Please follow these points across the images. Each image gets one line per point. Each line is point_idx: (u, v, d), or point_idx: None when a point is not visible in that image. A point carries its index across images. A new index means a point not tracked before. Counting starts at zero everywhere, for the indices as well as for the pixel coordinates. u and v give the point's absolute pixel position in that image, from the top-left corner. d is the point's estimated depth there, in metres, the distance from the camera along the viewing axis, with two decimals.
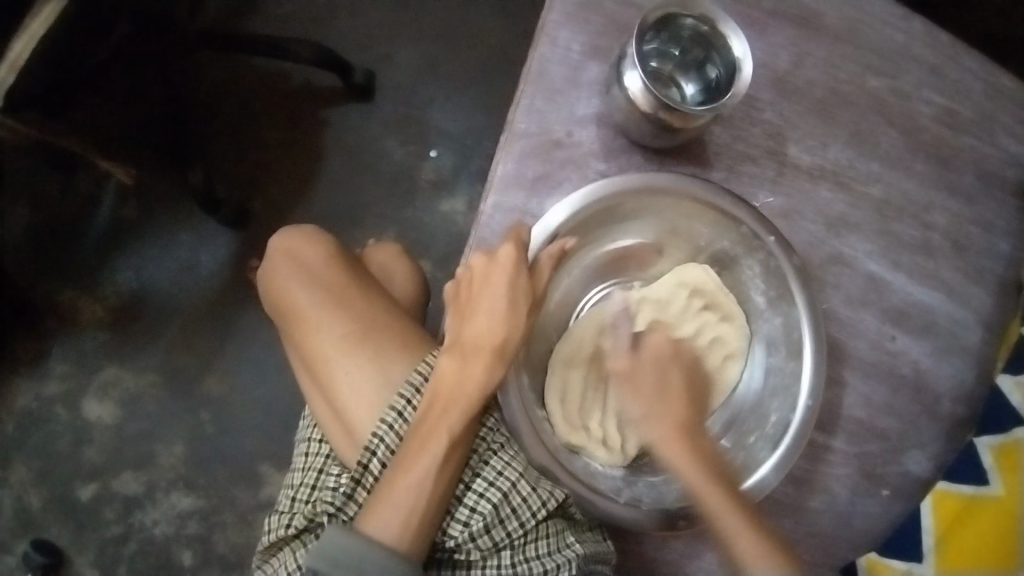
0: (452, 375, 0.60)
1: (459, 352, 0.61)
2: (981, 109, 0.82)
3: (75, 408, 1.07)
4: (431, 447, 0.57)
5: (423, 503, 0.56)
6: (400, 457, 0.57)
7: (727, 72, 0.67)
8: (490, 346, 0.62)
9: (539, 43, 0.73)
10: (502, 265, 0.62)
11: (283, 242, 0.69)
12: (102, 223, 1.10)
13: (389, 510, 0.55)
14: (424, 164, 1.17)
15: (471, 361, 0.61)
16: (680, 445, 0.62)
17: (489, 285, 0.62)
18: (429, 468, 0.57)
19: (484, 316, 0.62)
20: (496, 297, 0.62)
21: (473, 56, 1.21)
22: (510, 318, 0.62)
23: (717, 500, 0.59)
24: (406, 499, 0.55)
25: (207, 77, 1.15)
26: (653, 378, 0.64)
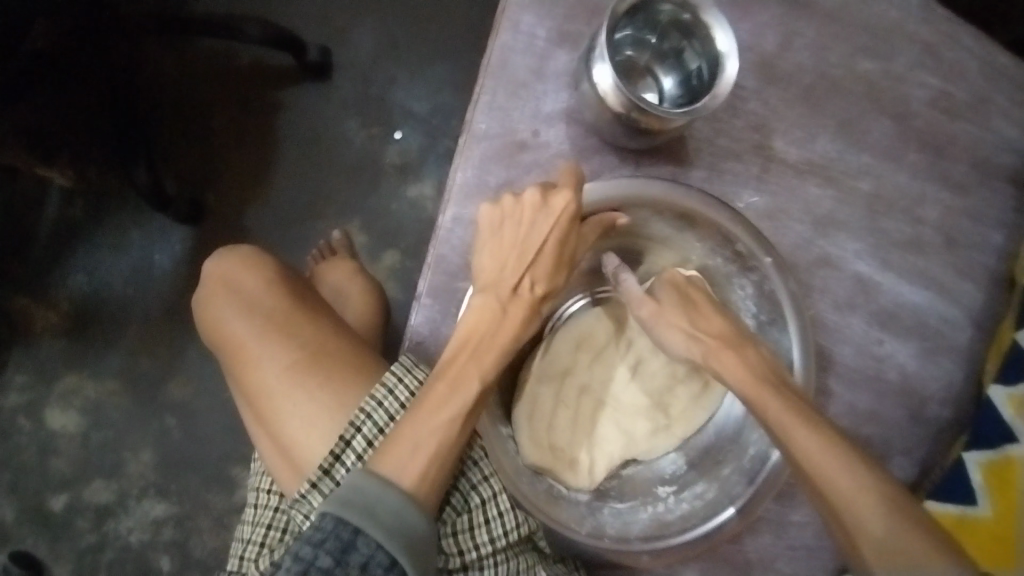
0: (486, 319, 0.56)
1: (493, 294, 0.57)
2: (981, 87, 0.75)
3: (37, 419, 1.03)
4: (465, 388, 0.53)
5: (446, 446, 0.51)
6: (427, 398, 0.52)
7: (709, 66, 0.60)
8: (526, 293, 0.58)
9: (499, 30, 0.66)
10: (531, 205, 0.58)
11: (219, 271, 0.63)
12: (48, 224, 1.04)
13: (411, 447, 0.50)
14: (390, 147, 1.10)
15: (508, 308, 0.57)
16: (727, 353, 0.58)
17: (528, 226, 0.58)
18: (457, 413, 0.52)
19: (506, 261, 0.58)
20: (539, 233, 0.58)
21: (439, 26, 1.12)
22: (536, 261, 0.58)
23: (781, 416, 0.54)
24: (426, 440, 0.51)
25: (149, 61, 1.06)
26: (704, 298, 0.62)
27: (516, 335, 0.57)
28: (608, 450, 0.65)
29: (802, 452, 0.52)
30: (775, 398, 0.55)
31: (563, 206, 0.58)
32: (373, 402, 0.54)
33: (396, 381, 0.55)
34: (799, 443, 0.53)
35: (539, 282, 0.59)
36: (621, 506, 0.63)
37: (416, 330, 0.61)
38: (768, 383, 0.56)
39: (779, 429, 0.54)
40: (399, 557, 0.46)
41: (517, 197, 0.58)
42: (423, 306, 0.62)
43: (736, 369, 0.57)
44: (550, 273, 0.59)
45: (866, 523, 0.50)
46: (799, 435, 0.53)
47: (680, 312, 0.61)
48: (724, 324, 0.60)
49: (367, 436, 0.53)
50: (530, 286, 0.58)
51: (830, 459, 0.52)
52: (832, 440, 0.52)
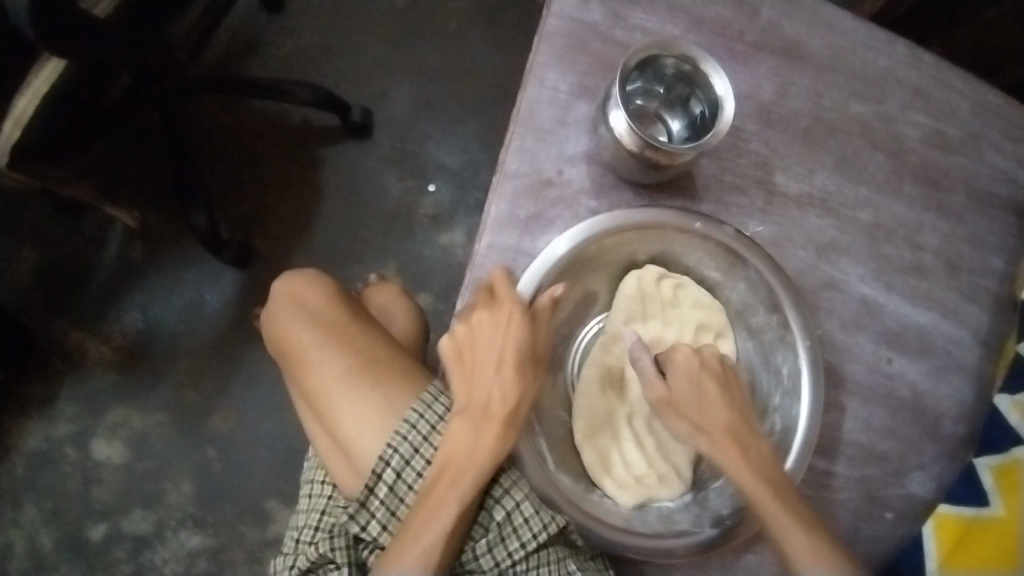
0: (460, 440, 0.58)
1: (469, 416, 0.59)
2: (967, 129, 0.83)
3: (84, 449, 1.08)
4: (442, 513, 0.55)
5: (434, 562, 0.54)
6: (410, 525, 0.55)
7: (711, 109, 0.69)
8: (499, 413, 0.59)
9: (527, 85, 0.75)
10: (500, 320, 0.60)
11: (287, 286, 0.68)
12: (109, 265, 1.13)
13: (399, 573, 0.54)
14: (422, 197, 1.19)
15: (481, 429, 0.58)
16: (731, 449, 0.61)
17: (493, 340, 0.60)
18: (441, 532, 0.55)
19: (484, 377, 0.60)
20: (495, 354, 0.60)
21: (468, 90, 1.24)
22: (510, 379, 0.60)
23: (778, 517, 0.58)
24: (412, 565, 0.54)
25: (210, 120, 1.18)
26: (691, 395, 0.63)
27: (492, 450, 0.58)
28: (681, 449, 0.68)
29: (794, 552, 0.57)
30: (779, 498, 0.59)
31: (507, 314, 0.61)
32: (415, 416, 0.60)
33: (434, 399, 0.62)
34: (790, 543, 0.57)
35: (506, 395, 0.60)
36: (685, 500, 0.66)
37: None
38: (768, 486, 0.59)
39: (774, 529, 0.58)
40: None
41: (466, 325, 0.61)
42: None
43: (750, 472, 0.60)
44: (525, 383, 0.61)
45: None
46: (793, 537, 0.57)
47: (685, 409, 0.63)
48: (726, 416, 0.63)
49: (411, 446, 0.59)
50: (497, 404, 0.59)
51: (819, 559, 0.56)
52: (816, 536, 0.57)
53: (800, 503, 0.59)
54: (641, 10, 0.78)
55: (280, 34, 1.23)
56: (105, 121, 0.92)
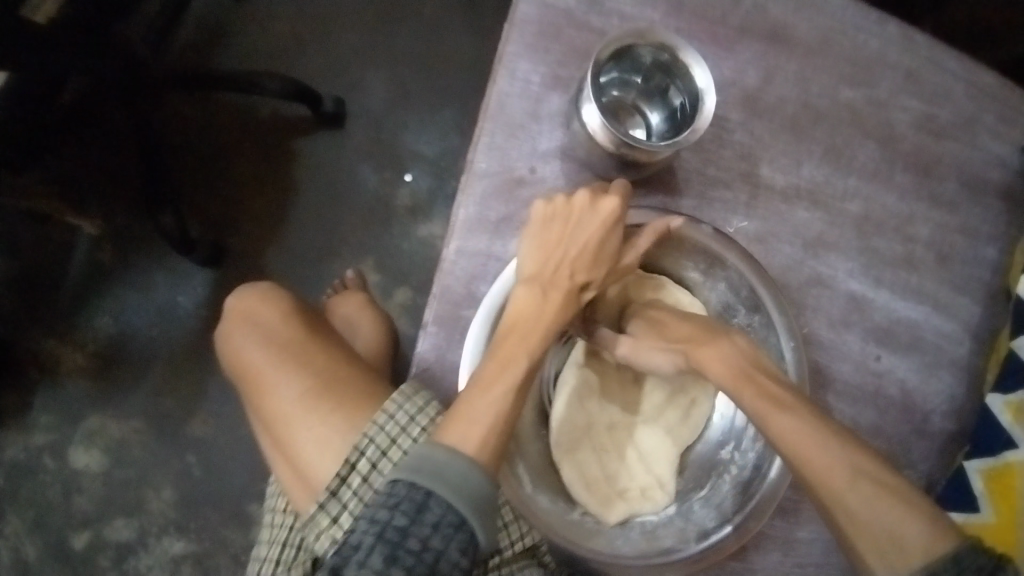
0: (531, 304, 0.60)
1: (539, 285, 0.61)
2: (961, 112, 0.79)
3: (62, 458, 1.06)
4: (512, 368, 0.57)
5: (502, 422, 0.54)
6: (481, 376, 0.56)
7: (691, 101, 0.64)
8: (572, 285, 0.63)
9: (497, 77, 0.71)
10: (577, 205, 0.63)
11: (241, 305, 0.67)
12: (78, 270, 1.09)
13: (467, 423, 0.53)
14: (399, 189, 1.15)
15: (550, 294, 0.61)
16: (708, 346, 0.60)
17: (577, 225, 0.63)
18: (508, 388, 0.56)
19: (563, 244, 0.63)
20: (580, 236, 0.63)
21: (445, 76, 1.19)
22: (585, 254, 0.63)
23: (756, 402, 0.56)
24: (483, 415, 0.54)
25: (175, 116, 1.14)
26: (673, 320, 0.64)
27: (557, 320, 0.61)
28: (663, 459, 0.66)
29: (781, 433, 0.54)
30: (753, 386, 0.57)
31: (608, 205, 0.63)
32: (375, 428, 0.57)
33: (398, 407, 0.58)
34: (775, 424, 0.54)
35: (578, 272, 0.63)
36: (669, 510, 0.64)
37: (422, 357, 0.65)
38: (740, 372, 0.58)
39: (757, 412, 0.56)
40: (467, 515, 0.50)
41: (565, 198, 0.64)
42: (429, 333, 0.65)
43: (717, 364, 0.59)
44: (592, 267, 0.64)
45: (843, 501, 0.51)
46: (777, 416, 0.55)
47: (652, 334, 0.64)
48: (690, 328, 0.62)
49: (370, 459, 0.56)
50: (571, 275, 0.63)
51: (809, 434, 0.53)
52: (815, 424, 0.54)
53: (786, 389, 0.57)
54: None
55: (248, 21, 1.18)
56: (70, 129, 0.89)
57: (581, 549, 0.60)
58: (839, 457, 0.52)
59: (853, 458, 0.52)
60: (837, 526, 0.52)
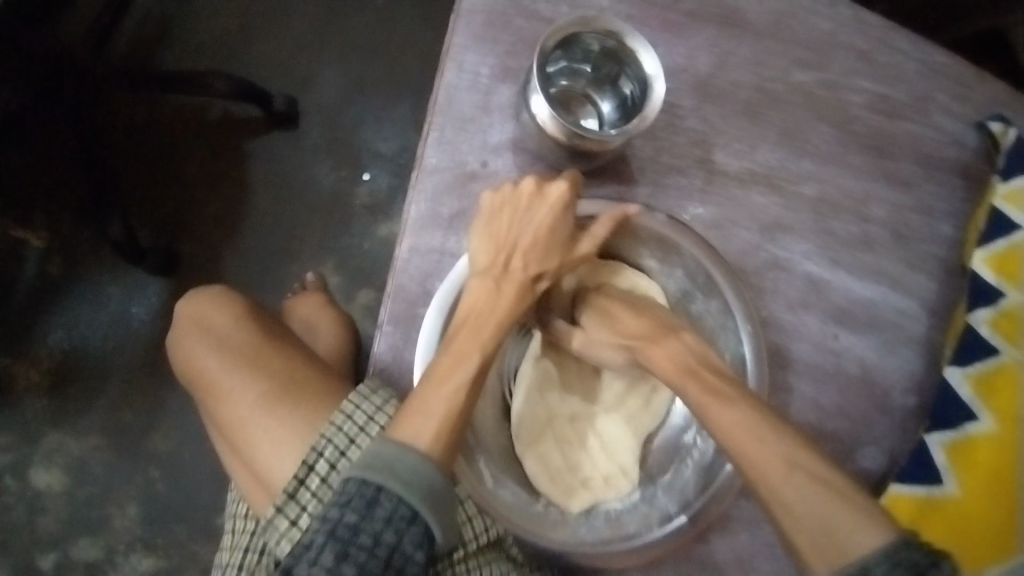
0: (483, 298, 0.59)
1: (492, 276, 0.60)
2: (911, 91, 0.80)
3: (22, 477, 1.03)
4: (466, 360, 0.56)
5: (456, 415, 0.54)
6: (435, 371, 0.56)
7: (640, 88, 0.64)
8: (522, 278, 0.62)
9: (445, 69, 0.70)
10: (528, 193, 0.62)
11: (191, 310, 0.65)
12: (27, 283, 1.06)
13: (422, 418, 0.53)
14: (359, 189, 1.13)
15: (502, 287, 0.60)
16: (655, 343, 0.61)
17: (528, 215, 0.62)
18: (461, 384, 0.55)
19: (515, 234, 0.62)
20: (530, 226, 0.62)
21: (402, 72, 1.17)
22: (535, 246, 0.63)
23: (701, 398, 0.56)
24: (437, 407, 0.54)
25: (122, 119, 1.10)
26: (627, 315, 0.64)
27: (513, 309, 0.61)
28: (626, 446, 0.66)
29: (723, 428, 0.54)
30: (698, 381, 0.57)
31: (556, 193, 0.63)
32: (332, 428, 0.56)
33: (355, 407, 0.56)
34: (716, 415, 0.54)
35: (529, 264, 0.63)
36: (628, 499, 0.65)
37: (380, 357, 0.63)
38: (688, 371, 0.58)
39: (698, 404, 0.56)
40: (421, 510, 0.50)
41: (513, 185, 0.63)
42: (385, 334, 0.63)
43: (663, 361, 0.60)
44: (545, 257, 0.63)
45: (780, 492, 0.50)
46: (718, 409, 0.54)
47: (602, 327, 0.65)
48: (642, 322, 0.63)
49: (330, 458, 0.55)
50: (522, 267, 0.62)
51: (753, 429, 0.52)
52: (752, 418, 0.53)
53: (733, 386, 0.56)
54: None
55: (193, 20, 1.14)
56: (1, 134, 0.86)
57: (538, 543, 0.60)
58: (782, 451, 0.51)
59: (785, 458, 0.51)
60: (775, 521, 0.51)
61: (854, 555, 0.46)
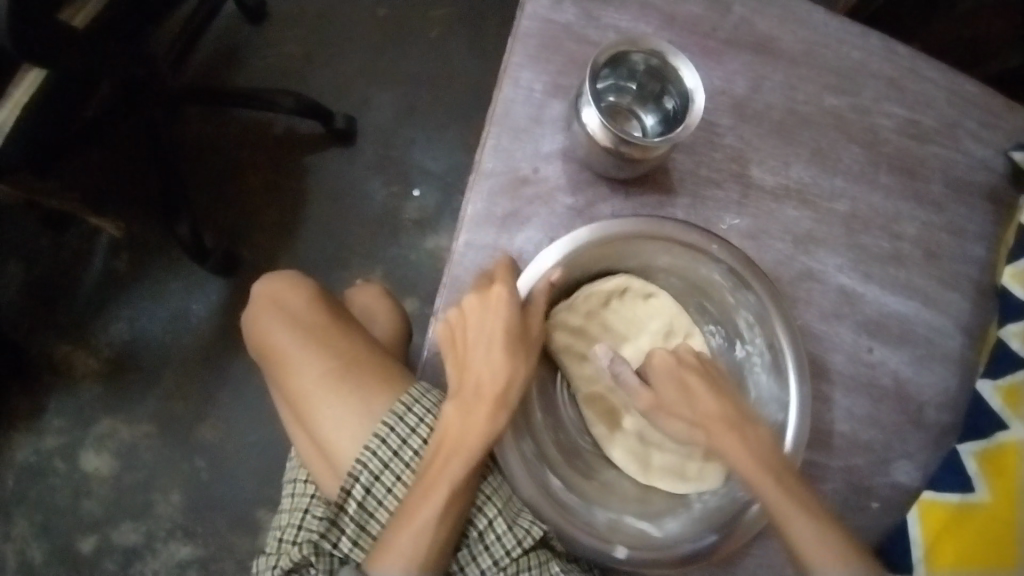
0: (456, 423, 0.59)
1: (462, 402, 0.60)
2: (941, 119, 0.84)
3: (73, 461, 1.08)
4: (433, 492, 0.57)
5: (429, 542, 0.56)
6: (414, 495, 0.57)
7: (682, 102, 0.69)
8: (493, 394, 0.60)
9: (502, 85, 0.76)
10: (495, 308, 0.61)
11: (268, 288, 0.69)
12: (94, 277, 1.13)
13: (397, 553, 0.56)
14: (408, 202, 1.20)
15: (475, 410, 0.60)
16: (727, 438, 0.62)
17: (488, 327, 0.61)
18: (435, 514, 0.56)
19: (480, 359, 0.61)
20: (490, 341, 0.61)
21: (452, 96, 1.26)
22: (505, 358, 0.61)
23: (780, 505, 0.58)
24: (408, 542, 0.56)
25: (195, 131, 1.19)
26: (682, 394, 0.65)
27: (487, 429, 0.59)
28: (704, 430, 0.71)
29: (795, 538, 0.57)
30: (778, 484, 0.59)
31: (495, 297, 0.62)
32: (392, 421, 0.61)
33: (418, 396, 0.62)
34: (766, 492, 0.59)
35: (499, 378, 0.61)
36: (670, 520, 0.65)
37: None
38: (769, 472, 0.60)
39: (750, 477, 0.60)
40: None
41: (456, 312, 0.62)
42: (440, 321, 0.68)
43: (728, 439, 0.62)
44: (521, 363, 0.62)
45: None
46: (796, 521, 0.57)
47: (678, 398, 0.65)
48: (718, 408, 0.63)
49: (391, 447, 0.60)
50: (496, 385, 0.61)
51: (822, 544, 0.56)
52: (803, 504, 0.58)
53: (791, 476, 0.60)
54: (615, 9, 0.80)
55: (264, 44, 1.24)
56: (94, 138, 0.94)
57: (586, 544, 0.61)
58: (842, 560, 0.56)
59: (823, 548, 0.56)
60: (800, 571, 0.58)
61: None
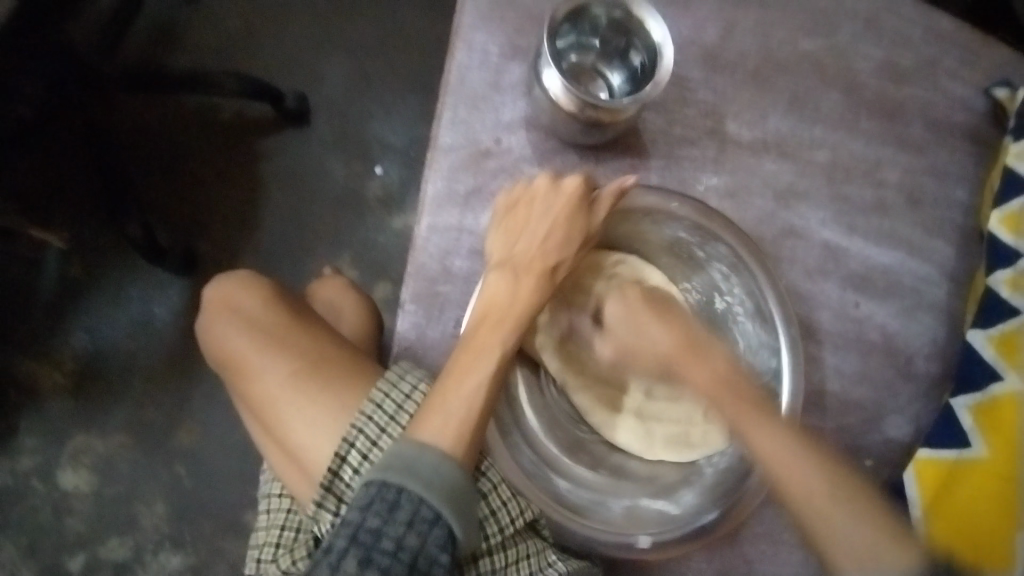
0: (504, 292, 0.59)
1: (511, 269, 0.60)
2: (919, 57, 0.80)
3: (49, 480, 1.04)
4: (483, 360, 0.56)
5: (477, 413, 0.54)
6: (454, 366, 0.56)
7: (649, 57, 0.65)
8: (544, 266, 0.61)
9: (455, 50, 0.70)
10: (568, 194, 0.62)
11: (218, 291, 0.66)
12: (48, 287, 1.07)
13: (442, 416, 0.53)
14: (372, 181, 1.14)
15: (523, 279, 0.60)
16: (676, 325, 0.60)
17: (551, 208, 0.62)
18: (480, 382, 0.55)
19: (535, 235, 0.62)
20: (547, 218, 0.62)
21: (409, 65, 1.18)
22: (560, 240, 0.62)
23: (737, 413, 0.55)
24: (461, 405, 0.53)
25: (138, 123, 1.12)
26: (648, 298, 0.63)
27: (533, 298, 0.60)
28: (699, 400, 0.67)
29: (759, 447, 0.54)
30: (736, 393, 0.56)
31: (569, 185, 0.62)
32: (371, 407, 0.56)
33: (384, 395, 0.57)
34: (757, 439, 0.54)
35: (549, 254, 0.62)
36: (683, 495, 0.63)
37: (403, 336, 0.64)
38: (722, 378, 0.56)
39: (737, 424, 0.55)
40: (442, 509, 0.49)
41: (525, 185, 0.63)
42: (408, 312, 0.64)
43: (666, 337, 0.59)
44: (576, 253, 0.63)
45: (846, 531, 0.50)
46: (758, 430, 0.54)
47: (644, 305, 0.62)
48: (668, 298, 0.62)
49: (369, 438, 0.55)
50: (545, 258, 0.61)
51: (789, 454, 0.52)
52: (794, 445, 0.53)
53: (766, 407, 0.56)
54: None
55: (203, 24, 1.16)
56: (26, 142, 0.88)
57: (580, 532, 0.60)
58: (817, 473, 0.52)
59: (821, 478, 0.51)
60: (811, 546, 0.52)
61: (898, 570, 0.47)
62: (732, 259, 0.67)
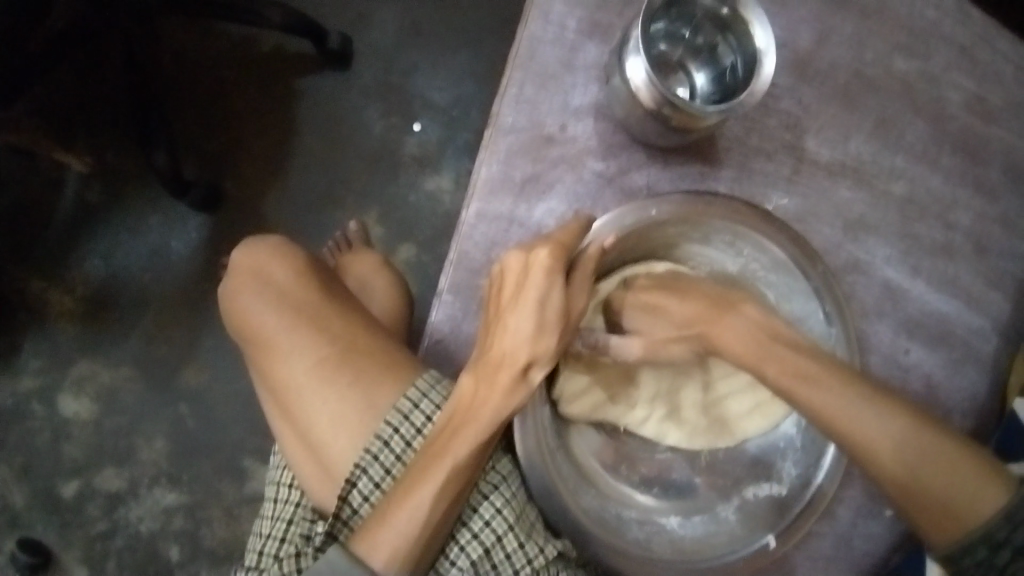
0: (471, 394, 0.54)
1: (481, 367, 0.54)
2: (1020, 92, 0.73)
3: (50, 404, 1.02)
4: (436, 471, 0.52)
5: (422, 528, 0.51)
6: (411, 471, 0.52)
7: (745, 61, 0.58)
8: (516, 364, 0.54)
9: (529, 20, 0.64)
10: (538, 268, 0.53)
11: (248, 258, 0.63)
12: (66, 208, 1.03)
13: (387, 532, 0.50)
14: (408, 138, 1.09)
15: (490, 378, 0.54)
16: (713, 321, 0.60)
17: (529, 290, 0.53)
18: (431, 496, 0.51)
19: (512, 329, 0.54)
20: (523, 307, 0.53)
21: (461, 18, 1.11)
22: (540, 333, 0.54)
23: (783, 381, 0.56)
24: (408, 525, 0.50)
25: (172, 45, 1.06)
26: (670, 302, 0.61)
27: (499, 406, 0.53)
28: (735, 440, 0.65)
29: (809, 405, 0.55)
30: (776, 361, 0.57)
31: (537, 262, 0.54)
32: (379, 443, 0.55)
33: (421, 396, 0.56)
34: (807, 399, 0.55)
35: (519, 351, 0.54)
36: (694, 519, 0.64)
37: (437, 327, 0.61)
38: (755, 345, 0.58)
39: (785, 390, 0.56)
40: None
41: (501, 268, 0.55)
42: (444, 303, 0.61)
43: (732, 342, 0.59)
44: (559, 340, 0.55)
45: (895, 471, 0.53)
46: (808, 394, 0.55)
47: (666, 294, 0.61)
48: (699, 303, 0.61)
49: (372, 479, 0.55)
50: (513, 356, 0.54)
51: (843, 408, 0.54)
52: (853, 401, 0.54)
53: (795, 365, 0.56)
54: None
55: None
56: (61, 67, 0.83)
57: (600, 544, 0.59)
58: (880, 428, 0.53)
59: (868, 421, 0.53)
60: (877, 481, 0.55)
61: (978, 524, 0.50)
62: (779, 260, 0.64)
